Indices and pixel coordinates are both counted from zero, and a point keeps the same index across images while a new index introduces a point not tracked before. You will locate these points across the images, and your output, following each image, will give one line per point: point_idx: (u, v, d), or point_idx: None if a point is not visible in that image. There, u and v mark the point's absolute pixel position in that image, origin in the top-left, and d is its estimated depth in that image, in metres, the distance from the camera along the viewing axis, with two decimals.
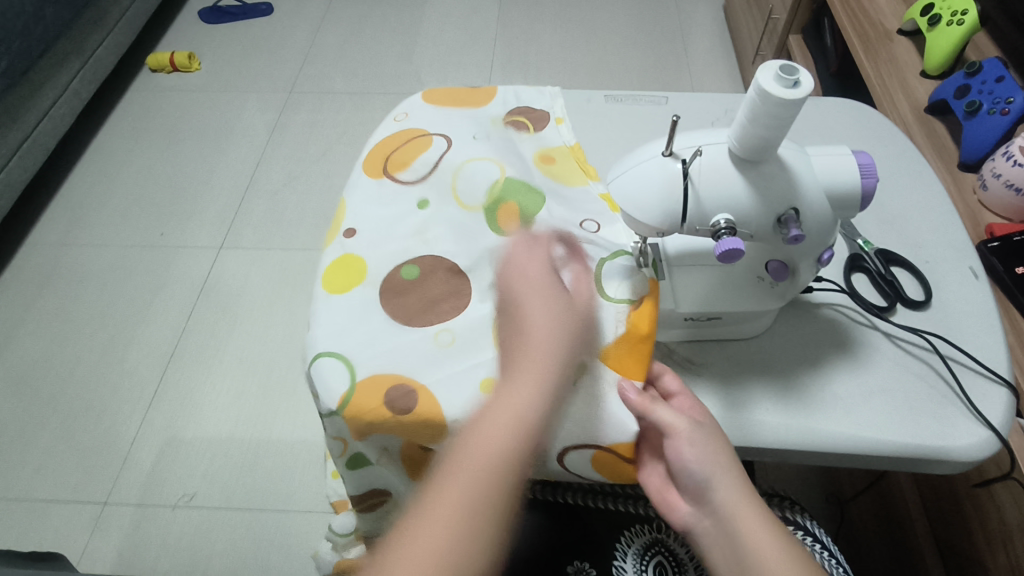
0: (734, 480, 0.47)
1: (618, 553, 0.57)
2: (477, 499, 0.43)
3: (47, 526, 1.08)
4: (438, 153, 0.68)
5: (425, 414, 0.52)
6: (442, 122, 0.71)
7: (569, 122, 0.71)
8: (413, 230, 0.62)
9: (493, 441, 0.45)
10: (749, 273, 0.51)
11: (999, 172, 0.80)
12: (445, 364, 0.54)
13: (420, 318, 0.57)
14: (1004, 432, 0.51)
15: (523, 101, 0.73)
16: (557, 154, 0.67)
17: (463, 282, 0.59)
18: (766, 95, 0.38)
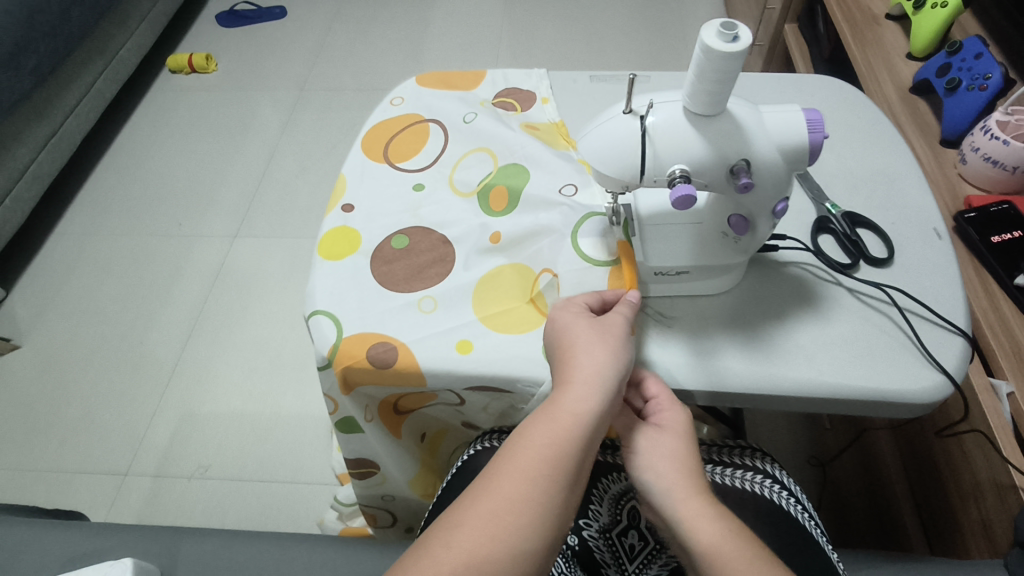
0: (681, 481, 0.47)
1: (595, 499, 0.60)
2: (550, 461, 0.44)
3: (69, 496, 1.14)
4: (433, 137, 0.73)
5: (403, 367, 0.56)
6: (435, 106, 0.75)
7: (554, 101, 0.76)
8: (407, 203, 0.67)
9: (568, 407, 0.46)
10: (713, 229, 0.55)
11: (977, 145, 0.82)
12: (425, 323, 0.58)
13: (407, 284, 0.61)
14: (957, 377, 0.54)
15: (511, 84, 0.78)
16: (542, 130, 0.72)
17: (446, 250, 0.63)
18: (709, 50, 0.41)
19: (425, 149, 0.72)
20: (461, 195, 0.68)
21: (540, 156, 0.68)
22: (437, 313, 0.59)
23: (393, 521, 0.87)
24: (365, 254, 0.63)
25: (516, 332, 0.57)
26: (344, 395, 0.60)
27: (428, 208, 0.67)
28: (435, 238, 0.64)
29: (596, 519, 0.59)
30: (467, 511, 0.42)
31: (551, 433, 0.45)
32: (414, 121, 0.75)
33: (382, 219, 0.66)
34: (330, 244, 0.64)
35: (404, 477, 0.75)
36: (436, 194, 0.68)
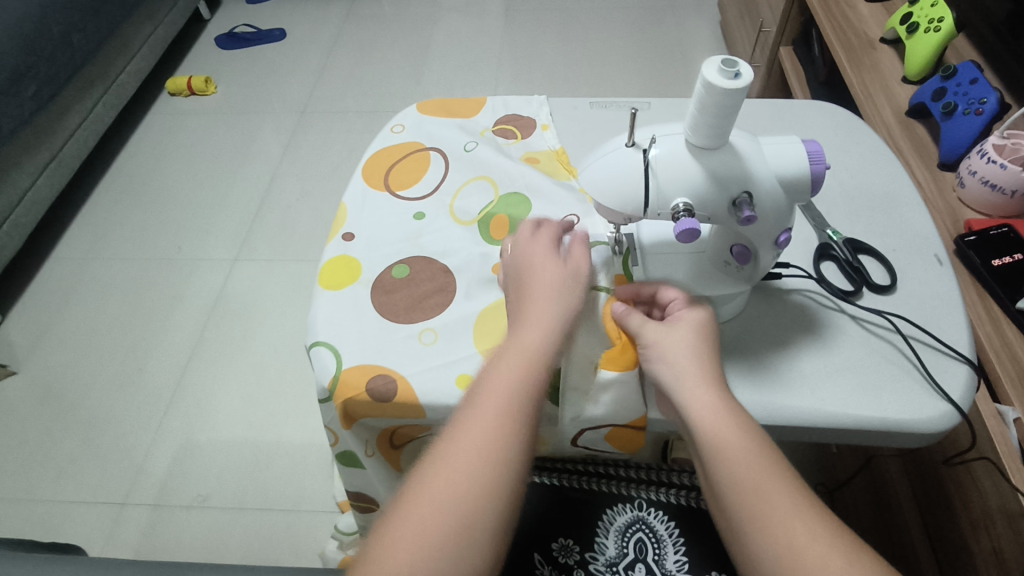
0: (746, 438, 0.46)
1: (601, 530, 0.59)
2: (478, 461, 0.45)
3: (67, 527, 1.13)
4: (434, 166, 0.73)
5: (402, 401, 0.55)
6: (435, 136, 0.76)
7: (554, 127, 0.76)
8: (408, 231, 0.67)
9: (492, 405, 0.47)
10: (716, 258, 0.54)
11: (975, 169, 0.83)
12: (425, 355, 0.58)
13: (407, 315, 0.61)
14: (964, 406, 0.53)
15: (511, 110, 0.78)
16: (541, 157, 0.73)
17: (447, 280, 0.63)
18: (711, 86, 0.41)
19: (426, 177, 0.72)
20: (462, 223, 0.68)
21: (540, 186, 0.69)
22: (438, 344, 0.58)
23: None
24: (365, 284, 0.63)
25: None
26: (345, 428, 0.60)
27: (429, 236, 0.67)
28: (436, 267, 0.64)
29: (602, 553, 0.58)
30: (400, 523, 0.43)
31: (478, 431, 0.46)
32: (415, 149, 0.75)
33: (383, 248, 0.66)
34: (330, 274, 0.64)
35: None
36: (436, 222, 0.68)
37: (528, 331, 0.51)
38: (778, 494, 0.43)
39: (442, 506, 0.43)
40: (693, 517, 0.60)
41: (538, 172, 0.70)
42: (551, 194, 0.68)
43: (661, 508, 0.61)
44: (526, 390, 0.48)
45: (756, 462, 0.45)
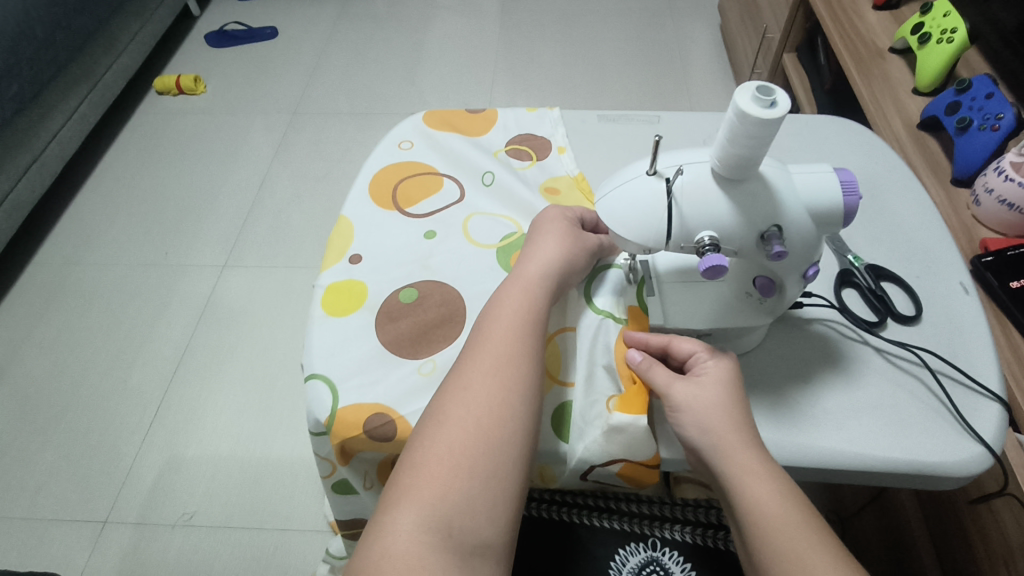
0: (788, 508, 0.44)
1: (613, 572, 0.56)
2: (466, 442, 0.46)
3: (47, 546, 1.09)
4: (445, 188, 0.70)
5: (403, 440, 0.52)
6: (447, 155, 0.72)
7: (571, 150, 0.72)
8: (417, 253, 0.64)
9: (476, 390, 0.48)
10: (738, 289, 0.52)
11: (991, 187, 0.80)
12: (427, 389, 0.55)
13: (412, 348, 0.57)
14: (996, 448, 0.51)
15: (525, 128, 0.75)
16: (558, 185, 0.70)
17: (456, 305, 0.60)
18: (745, 116, 0.39)
19: (437, 197, 0.69)
20: (476, 246, 0.64)
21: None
22: (437, 377, 0.55)
23: None
24: (372, 309, 0.60)
25: None
26: (342, 464, 0.56)
27: (439, 259, 0.63)
28: (447, 292, 0.61)
29: None
30: (393, 511, 0.44)
31: (465, 415, 0.47)
32: (425, 167, 0.72)
33: (391, 271, 0.63)
34: (334, 298, 0.61)
35: None
36: (447, 244, 0.65)
37: (510, 316, 0.52)
38: (817, 556, 0.42)
39: (434, 489, 0.44)
40: (711, 556, 0.57)
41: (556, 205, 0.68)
42: None
43: (676, 548, 0.57)
44: (510, 375, 0.49)
45: (799, 534, 0.43)
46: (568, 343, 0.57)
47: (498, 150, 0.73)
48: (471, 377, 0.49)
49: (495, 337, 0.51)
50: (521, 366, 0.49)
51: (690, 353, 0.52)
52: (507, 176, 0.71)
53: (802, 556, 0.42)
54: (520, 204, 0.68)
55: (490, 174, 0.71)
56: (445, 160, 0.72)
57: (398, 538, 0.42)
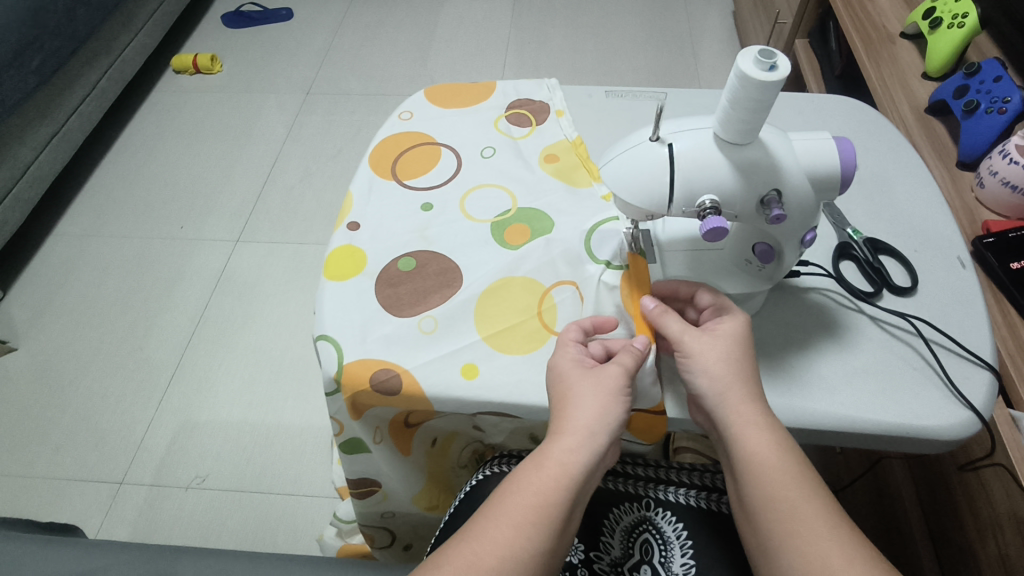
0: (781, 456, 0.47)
1: (606, 530, 0.58)
2: (518, 548, 0.44)
3: (65, 504, 1.12)
4: (443, 156, 0.71)
5: (408, 393, 0.55)
6: (445, 124, 0.74)
7: (569, 113, 0.75)
8: (415, 223, 0.66)
9: (540, 491, 0.46)
10: (738, 255, 0.54)
11: (995, 169, 0.81)
12: (424, 344, 0.57)
13: (411, 309, 0.59)
14: (985, 413, 0.52)
15: (523, 94, 0.77)
16: (556, 150, 0.71)
17: (453, 274, 0.62)
18: (747, 79, 0.40)
19: (436, 167, 0.70)
20: (472, 219, 0.66)
21: (556, 190, 0.68)
22: (437, 333, 0.58)
23: (391, 542, 0.84)
24: (371, 274, 0.62)
25: (519, 352, 0.56)
26: (353, 418, 0.59)
27: (436, 229, 0.65)
28: (445, 263, 0.63)
29: (606, 552, 0.57)
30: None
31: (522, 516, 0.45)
32: (424, 137, 0.73)
33: (390, 240, 0.65)
34: (334, 263, 0.63)
35: (407, 492, 0.72)
36: (444, 216, 0.66)
37: (590, 409, 0.48)
38: (808, 502, 0.46)
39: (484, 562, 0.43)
40: (702, 518, 0.58)
41: (555, 173, 0.69)
42: (568, 195, 0.68)
43: (669, 509, 0.59)
44: (571, 485, 0.46)
45: (791, 481, 0.46)
46: (568, 298, 0.60)
47: (496, 117, 0.75)
48: (540, 467, 0.46)
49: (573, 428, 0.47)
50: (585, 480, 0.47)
51: (706, 305, 0.54)
52: (505, 146, 0.72)
53: (795, 502, 0.46)
54: (517, 173, 0.70)
55: (488, 145, 0.72)
56: (443, 131, 0.74)
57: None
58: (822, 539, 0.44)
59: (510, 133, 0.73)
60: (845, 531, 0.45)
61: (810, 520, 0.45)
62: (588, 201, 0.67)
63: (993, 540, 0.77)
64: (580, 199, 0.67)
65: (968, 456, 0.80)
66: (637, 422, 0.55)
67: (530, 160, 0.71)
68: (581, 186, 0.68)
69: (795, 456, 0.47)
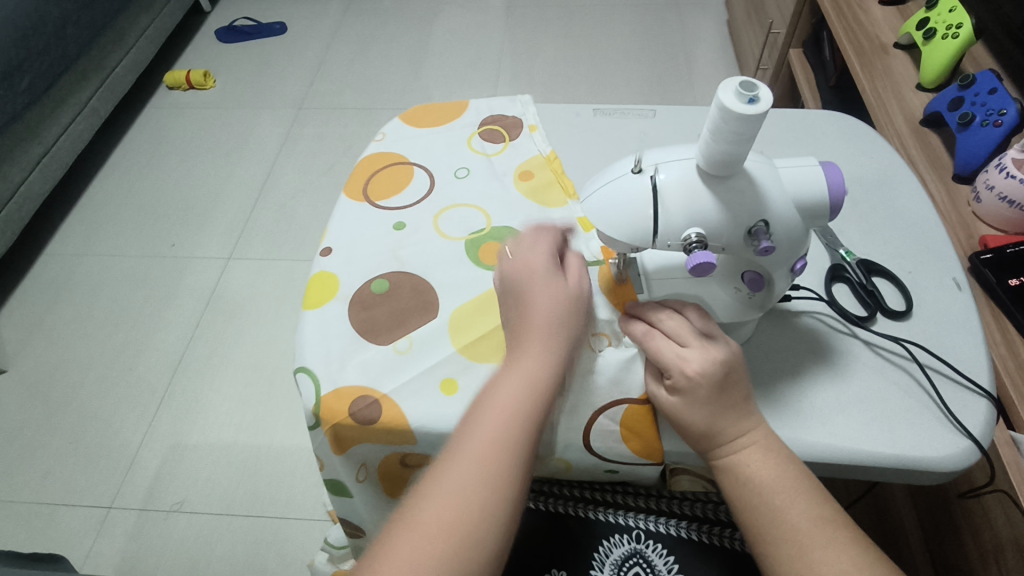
0: (770, 458, 0.48)
1: (595, 564, 0.56)
2: (485, 479, 0.45)
3: (52, 530, 1.11)
4: (415, 176, 0.70)
5: (389, 421, 0.53)
6: (419, 143, 0.73)
7: (542, 129, 0.74)
8: (388, 244, 0.64)
9: (500, 424, 0.47)
10: (726, 285, 0.52)
11: (992, 183, 0.80)
12: (398, 363, 0.56)
13: (387, 333, 0.58)
14: (984, 442, 0.51)
15: (496, 110, 0.76)
16: (530, 167, 0.70)
17: (428, 294, 0.60)
18: (727, 110, 0.39)
19: (408, 187, 0.69)
20: (446, 236, 0.65)
21: (530, 210, 0.66)
22: (411, 353, 0.56)
23: None
24: (344, 300, 0.61)
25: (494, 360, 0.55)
26: (337, 455, 0.56)
27: (410, 249, 0.64)
28: (417, 283, 0.61)
29: None
30: (393, 543, 0.44)
31: (485, 442, 0.47)
32: (397, 157, 0.72)
33: (364, 263, 0.63)
34: (308, 292, 0.62)
35: None
36: (417, 237, 0.65)
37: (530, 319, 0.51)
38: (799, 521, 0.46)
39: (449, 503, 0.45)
40: (692, 550, 0.56)
41: (528, 192, 0.68)
42: (542, 214, 0.66)
43: (659, 540, 0.57)
44: (526, 414, 0.48)
45: (787, 487, 0.47)
46: None
47: (470, 134, 0.74)
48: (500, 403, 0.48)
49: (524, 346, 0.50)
50: (539, 404, 0.48)
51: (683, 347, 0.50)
52: (479, 164, 0.71)
53: (789, 507, 0.46)
54: (491, 193, 0.68)
55: (462, 164, 0.71)
56: (416, 150, 0.73)
57: (404, 545, 0.43)
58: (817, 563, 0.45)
59: (484, 151, 0.72)
60: (847, 535, 0.46)
61: (804, 519, 0.46)
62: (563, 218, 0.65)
63: (995, 566, 0.75)
64: (554, 215, 0.66)
65: (969, 483, 0.79)
66: (629, 414, 0.53)
67: (504, 176, 0.69)
68: (554, 205, 0.67)
69: (789, 460, 0.48)
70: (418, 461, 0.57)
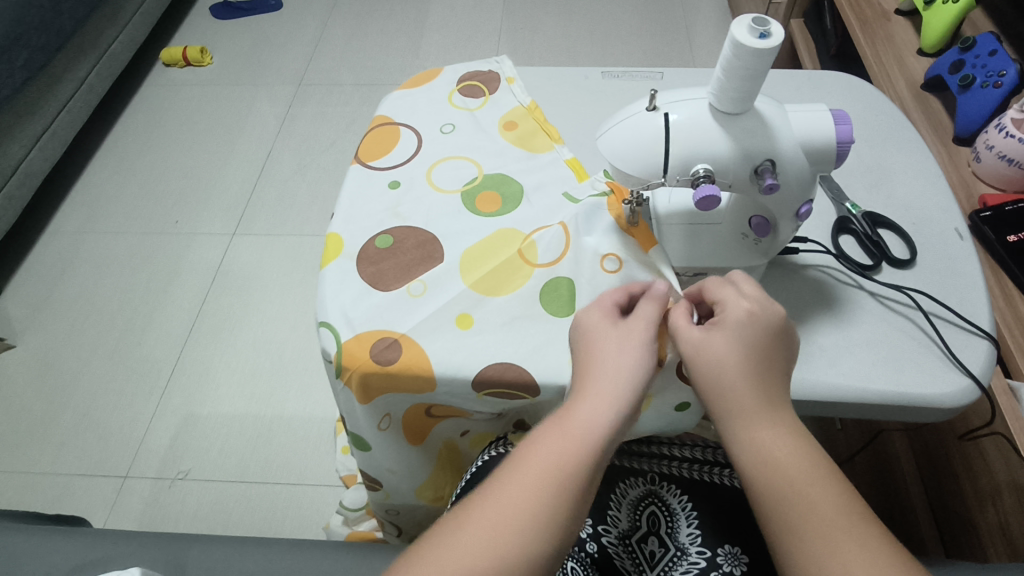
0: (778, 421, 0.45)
1: (613, 503, 0.58)
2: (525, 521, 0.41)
3: (69, 499, 1.13)
4: (403, 135, 0.71)
5: (409, 360, 0.54)
6: (402, 104, 0.74)
7: (519, 81, 0.75)
8: (387, 202, 0.65)
9: (552, 456, 0.43)
10: (733, 230, 0.54)
11: (991, 143, 0.81)
12: (415, 305, 0.57)
13: (397, 282, 0.59)
14: (984, 381, 0.52)
15: (471, 67, 0.77)
16: (513, 117, 0.72)
17: (433, 246, 0.62)
18: (739, 46, 0.40)
19: (397, 147, 0.70)
20: (440, 190, 0.66)
21: (519, 158, 0.68)
22: (426, 296, 0.58)
23: (398, 531, 0.85)
24: (351, 256, 0.61)
25: (508, 292, 0.58)
26: (362, 402, 0.58)
27: (408, 205, 0.65)
28: (422, 235, 0.62)
29: (614, 525, 0.57)
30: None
31: (537, 466, 0.43)
32: (382, 119, 0.73)
33: (363, 220, 0.64)
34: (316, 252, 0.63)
35: (409, 486, 0.72)
36: (413, 192, 0.66)
37: (616, 366, 0.47)
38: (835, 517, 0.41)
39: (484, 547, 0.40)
40: (706, 489, 0.58)
41: (516, 141, 0.69)
42: (531, 161, 0.68)
43: (674, 483, 0.59)
44: (587, 445, 0.44)
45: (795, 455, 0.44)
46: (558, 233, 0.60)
47: (449, 92, 0.75)
48: (560, 429, 0.45)
49: (583, 400, 0.46)
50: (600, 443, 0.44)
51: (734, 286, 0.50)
52: (464, 119, 0.72)
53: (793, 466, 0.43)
54: (479, 144, 0.69)
55: (448, 121, 0.72)
56: (401, 111, 0.74)
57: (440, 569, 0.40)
58: (853, 561, 0.39)
59: (466, 106, 0.73)
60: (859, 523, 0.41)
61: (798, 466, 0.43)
62: (551, 161, 0.67)
63: (993, 507, 0.79)
64: (542, 159, 0.68)
65: (967, 425, 0.83)
66: None
67: (490, 129, 0.71)
68: (541, 152, 0.68)
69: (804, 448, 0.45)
70: (443, 412, 0.60)
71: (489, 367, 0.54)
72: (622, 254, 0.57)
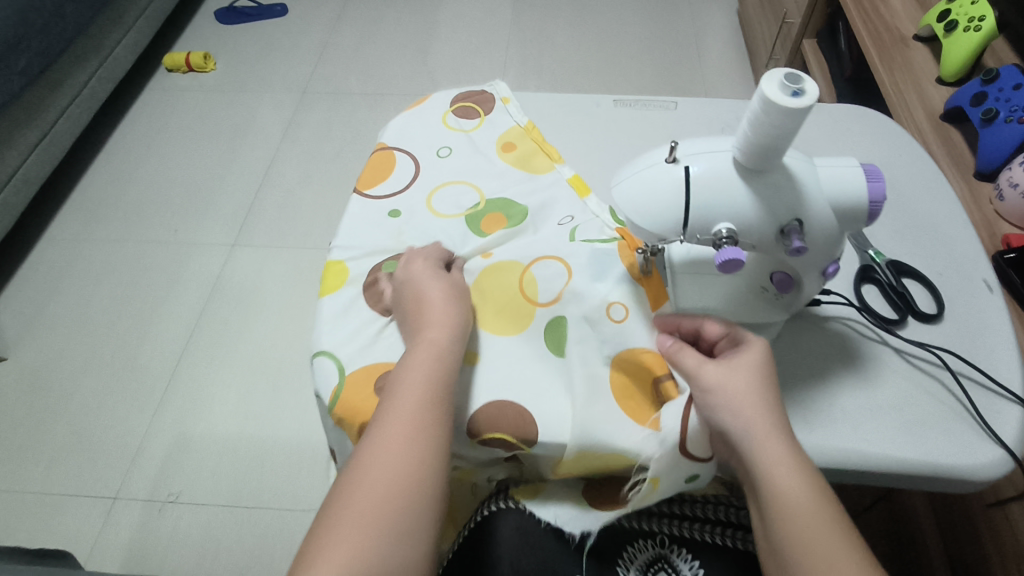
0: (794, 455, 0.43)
1: (621, 567, 0.55)
2: (417, 440, 0.45)
3: (58, 521, 1.10)
4: (399, 160, 0.69)
5: None
6: (395, 128, 0.72)
7: (515, 99, 0.73)
8: (388, 230, 0.63)
9: (424, 378, 0.48)
10: (752, 285, 0.50)
11: (1015, 180, 0.79)
12: None
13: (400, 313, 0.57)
14: (1018, 451, 0.49)
15: (465, 87, 0.75)
16: (510, 138, 0.70)
17: None
18: (770, 103, 0.37)
19: (393, 173, 0.67)
20: (443, 217, 0.64)
21: (521, 180, 0.66)
22: None
23: None
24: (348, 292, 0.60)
25: (512, 333, 0.55)
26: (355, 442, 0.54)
27: (410, 232, 0.63)
28: None
29: None
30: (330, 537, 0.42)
31: (413, 389, 0.47)
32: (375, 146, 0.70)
33: (364, 260, 0.62)
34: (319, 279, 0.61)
35: None
36: (414, 219, 0.64)
37: (442, 304, 0.53)
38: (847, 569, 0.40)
39: (387, 486, 0.43)
40: (719, 554, 0.55)
41: (516, 164, 0.68)
42: (534, 184, 0.66)
43: (685, 545, 0.55)
44: (446, 362, 0.50)
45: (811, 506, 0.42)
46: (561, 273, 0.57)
47: (443, 114, 0.72)
48: (416, 354, 0.50)
49: (420, 337, 0.51)
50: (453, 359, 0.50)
51: (720, 336, 0.50)
52: (461, 142, 0.70)
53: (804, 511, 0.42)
54: (479, 167, 0.68)
55: (444, 144, 0.69)
56: (393, 135, 0.71)
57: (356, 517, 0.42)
58: None
59: (461, 127, 0.71)
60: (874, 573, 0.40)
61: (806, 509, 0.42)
62: (553, 181, 0.66)
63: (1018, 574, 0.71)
64: (543, 180, 0.66)
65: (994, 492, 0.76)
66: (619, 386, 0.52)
67: (488, 151, 0.69)
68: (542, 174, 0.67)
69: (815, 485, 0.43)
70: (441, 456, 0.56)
71: (489, 407, 0.51)
72: (630, 304, 0.54)
